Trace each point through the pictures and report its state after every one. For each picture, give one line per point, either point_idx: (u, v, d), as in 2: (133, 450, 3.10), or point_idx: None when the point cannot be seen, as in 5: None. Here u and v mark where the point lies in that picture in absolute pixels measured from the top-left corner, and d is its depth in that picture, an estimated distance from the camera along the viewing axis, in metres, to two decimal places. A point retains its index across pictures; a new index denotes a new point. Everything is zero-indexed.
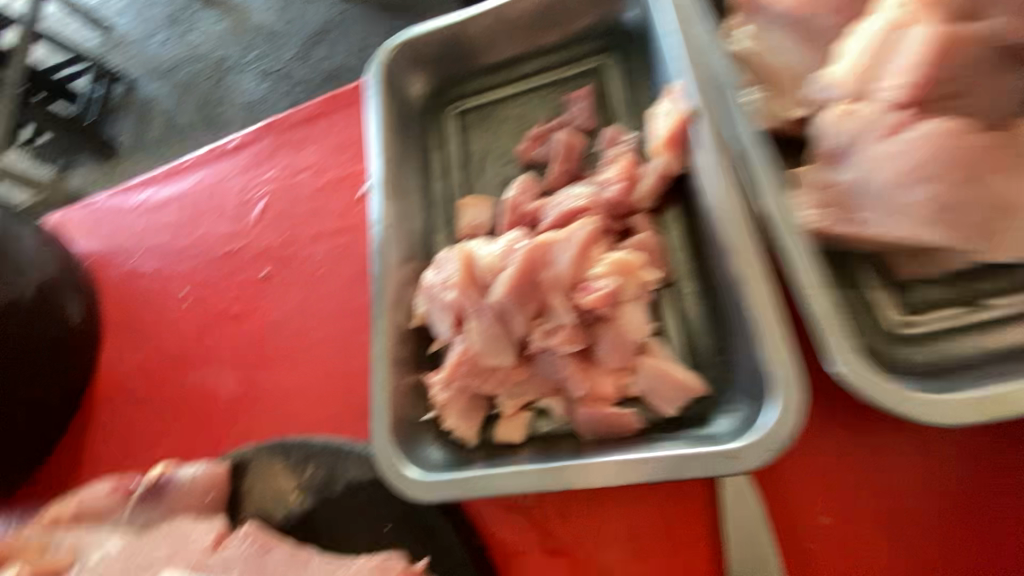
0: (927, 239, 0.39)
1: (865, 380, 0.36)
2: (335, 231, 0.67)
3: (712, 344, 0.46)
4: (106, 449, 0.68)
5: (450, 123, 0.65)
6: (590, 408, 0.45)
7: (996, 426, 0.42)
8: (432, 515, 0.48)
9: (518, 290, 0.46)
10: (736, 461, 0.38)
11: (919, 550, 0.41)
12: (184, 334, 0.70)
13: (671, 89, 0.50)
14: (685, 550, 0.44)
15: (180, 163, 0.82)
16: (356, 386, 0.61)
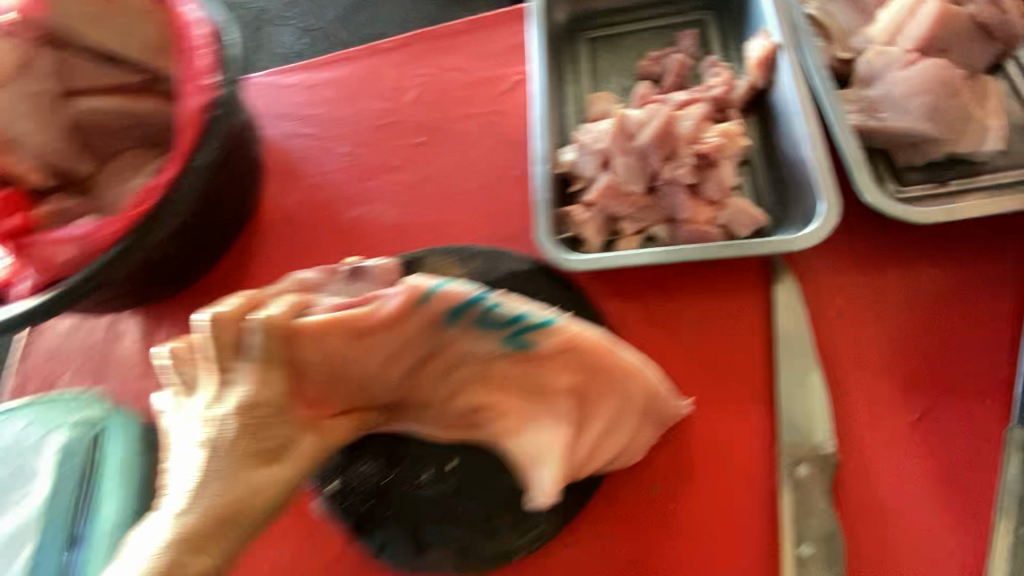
0: (925, 128, 0.63)
1: (875, 199, 0.60)
2: (481, 114, 0.87)
3: (772, 199, 0.70)
4: (279, 258, 0.86)
5: (584, 45, 0.87)
6: (691, 227, 0.66)
7: (958, 249, 0.62)
8: (567, 290, 0.67)
9: (659, 135, 0.66)
10: (795, 243, 0.60)
11: (898, 322, 0.61)
12: (345, 180, 0.88)
13: (764, 31, 0.73)
14: (745, 319, 0.64)
15: (335, 55, 0.99)
16: (496, 219, 0.79)
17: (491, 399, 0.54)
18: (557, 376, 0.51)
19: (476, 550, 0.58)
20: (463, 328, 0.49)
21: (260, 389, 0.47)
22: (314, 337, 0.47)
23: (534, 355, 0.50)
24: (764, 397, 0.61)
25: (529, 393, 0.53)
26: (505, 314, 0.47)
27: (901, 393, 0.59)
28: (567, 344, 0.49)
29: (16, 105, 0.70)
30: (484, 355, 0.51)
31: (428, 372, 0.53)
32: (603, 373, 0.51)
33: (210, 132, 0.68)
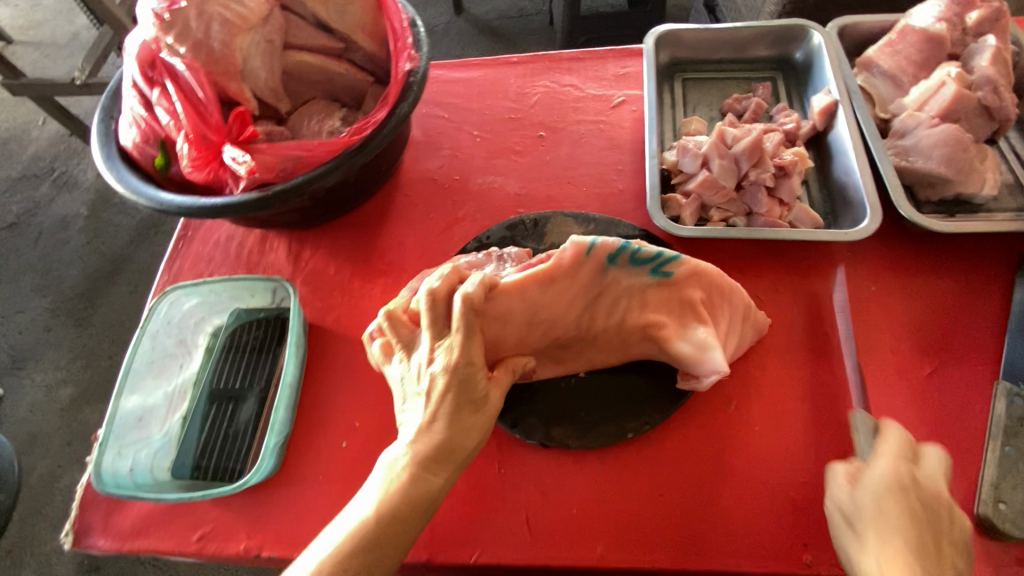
0: (943, 171, 0.85)
1: (909, 210, 0.82)
2: (593, 122, 1.09)
3: (824, 211, 0.92)
4: (414, 207, 1.02)
5: (679, 81, 1.09)
6: (768, 218, 0.87)
7: (962, 261, 0.84)
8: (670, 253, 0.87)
9: (751, 146, 0.88)
10: (851, 236, 0.81)
11: (919, 306, 0.81)
12: (476, 156, 1.07)
13: (826, 88, 0.97)
14: (803, 292, 0.84)
15: (469, 60, 1.20)
16: (603, 202, 0.99)
17: (651, 317, 0.74)
18: (691, 290, 0.74)
19: (596, 429, 0.75)
20: (620, 266, 0.70)
21: (468, 351, 0.61)
22: (518, 288, 0.66)
23: (671, 280, 0.72)
24: (818, 348, 0.80)
25: (670, 312, 0.75)
26: (648, 253, 0.69)
27: (919, 355, 0.78)
28: (694, 269, 0.72)
29: (253, 46, 0.88)
30: (636, 289, 0.73)
31: (598, 305, 0.73)
32: (718, 290, 0.74)
33: (408, 90, 0.86)
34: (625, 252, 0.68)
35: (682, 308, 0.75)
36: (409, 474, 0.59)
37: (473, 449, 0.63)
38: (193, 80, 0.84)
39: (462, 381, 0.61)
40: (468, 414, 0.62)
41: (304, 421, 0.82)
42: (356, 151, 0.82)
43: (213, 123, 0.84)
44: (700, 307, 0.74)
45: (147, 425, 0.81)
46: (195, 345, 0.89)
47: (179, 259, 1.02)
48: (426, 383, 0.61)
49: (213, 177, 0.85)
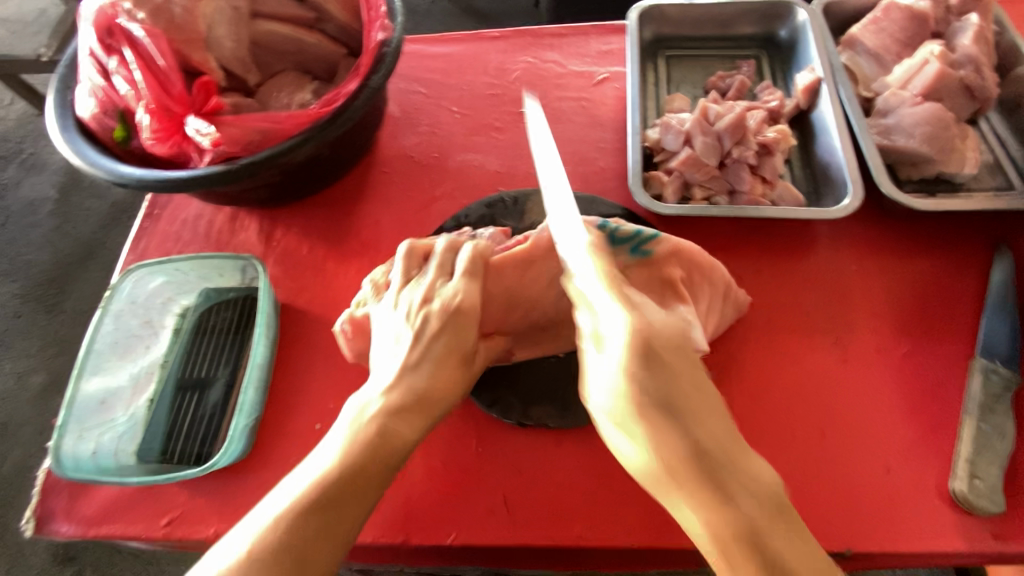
0: (925, 150, 0.85)
1: (890, 189, 0.81)
2: (575, 99, 1.06)
3: (807, 190, 0.91)
4: (391, 185, 0.99)
5: (663, 58, 1.07)
6: (751, 196, 0.86)
7: (942, 240, 0.84)
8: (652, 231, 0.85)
9: (733, 123, 0.86)
10: (833, 213, 0.80)
11: (899, 285, 0.81)
12: (455, 133, 1.04)
13: (810, 66, 0.96)
14: (785, 271, 0.83)
15: (450, 35, 1.17)
16: (585, 180, 0.97)
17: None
18: (671, 270, 0.71)
19: (575, 409, 0.73)
20: (599, 247, 0.71)
21: (470, 294, 0.65)
22: (498, 268, 0.69)
23: (652, 261, 0.72)
24: (798, 327, 0.79)
25: (651, 295, 0.72)
26: (626, 232, 0.71)
27: (897, 333, 0.78)
28: (674, 247, 0.72)
29: (218, 13, 0.84)
30: (617, 269, 0.72)
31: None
32: (698, 265, 0.73)
33: (380, 62, 0.83)
34: (604, 230, 0.71)
35: (663, 288, 0.71)
36: (387, 417, 0.57)
37: (449, 406, 0.61)
38: (153, 48, 0.79)
39: (456, 323, 0.63)
40: (456, 363, 0.62)
41: (276, 403, 0.79)
42: (326, 123, 0.79)
43: (175, 93, 0.80)
44: (680, 285, 0.71)
45: (111, 408, 0.77)
46: (161, 326, 0.86)
47: (145, 238, 0.99)
48: (420, 321, 0.63)
49: (177, 150, 0.81)
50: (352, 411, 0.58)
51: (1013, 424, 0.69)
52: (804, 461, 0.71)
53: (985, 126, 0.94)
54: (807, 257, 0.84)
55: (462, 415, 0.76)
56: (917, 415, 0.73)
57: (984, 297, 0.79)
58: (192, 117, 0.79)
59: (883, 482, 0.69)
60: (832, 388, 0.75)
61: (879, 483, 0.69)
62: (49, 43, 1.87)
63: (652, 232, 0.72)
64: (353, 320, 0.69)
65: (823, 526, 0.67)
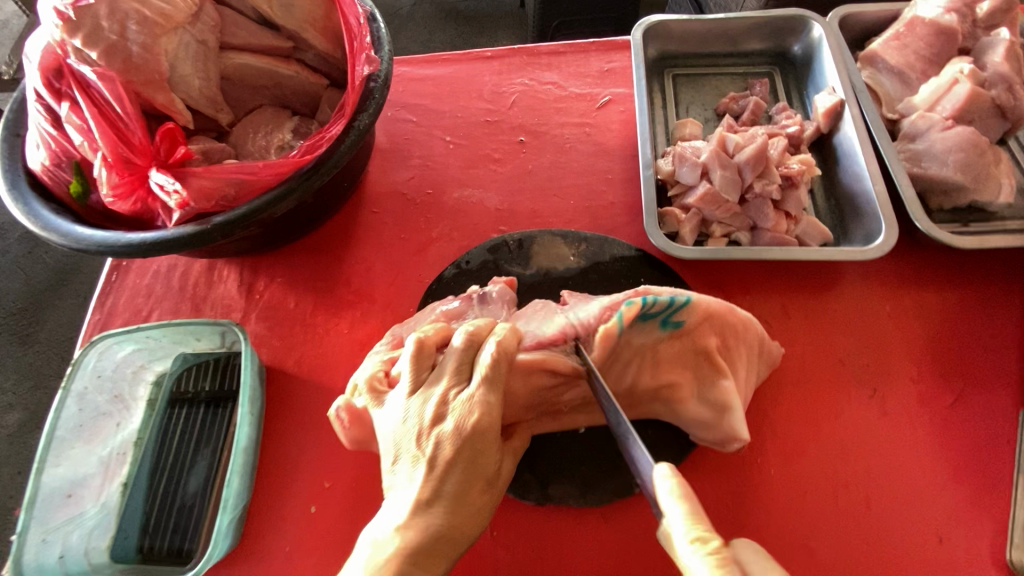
0: (959, 179, 0.79)
1: (925, 224, 0.76)
2: (577, 125, 0.99)
3: (831, 222, 0.85)
4: (382, 226, 0.91)
5: (670, 78, 1.00)
6: (775, 234, 0.79)
7: (978, 276, 0.78)
8: (671, 275, 0.79)
9: (755, 155, 0.79)
10: (865, 253, 0.74)
11: (936, 328, 0.76)
12: (450, 165, 0.96)
13: (829, 87, 0.89)
14: (814, 316, 0.77)
15: (439, 55, 1.08)
16: (593, 216, 0.90)
17: (666, 376, 0.64)
18: (706, 339, 0.65)
19: (598, 487, 0.66)
20: (629, 327, 0.62)
21: (490, 406, 0.56)
22: (522, 367, 0.61)
23: (683, 331, 0.64)
24: (832, 378, 0.73)
25: (685, 367, 0.65)
26: (659, 305, 0.62)
27: (939, 382, 0.72)
28: (706, 313, 0.63)
29: (181, 49, 0.75)
30: (649, 346, 0.64)
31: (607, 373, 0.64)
32: (735, 332, 0.65)
33: (368, 99, 0.75)
34: (635, 310, 0.61)
35: (697, 359, 0.65)
36: (403, 567, 0.51)
37: (474, 535, 0.56)
38: (109, 93, 0.71)
39: (476, 446, 0.55)
40: (475, 489, 0.56)
41: (266, 484, 0.72)
42: (310, 173, 0.71)
43: (136, 143, 0.71)
44: (717, 357, 0.65)
45: (77, 501, 0.69)
46: (133, 399, 0.77)
47: (113, 294, 0.90)
48: (432, 448, 0.55)
49: (141, 206, 0.73)
50: (362, 551, 0.52)
51: None
52: (849, 533, 0.65)
53: (1017, 147, 0.88)
54: (838, 300, 0.78)
55: None
56: (967, 475, 0.67)
57: None
58: (155, 170, 0.70)
59: (936, 554, 0.64)
60: (874, 447, 0.69)
61: (931, 555, 0.64)
62: (7, 62, 1.75)
63: (683, 300, 0.62)
64: (348, 409, 0.61)
65: None
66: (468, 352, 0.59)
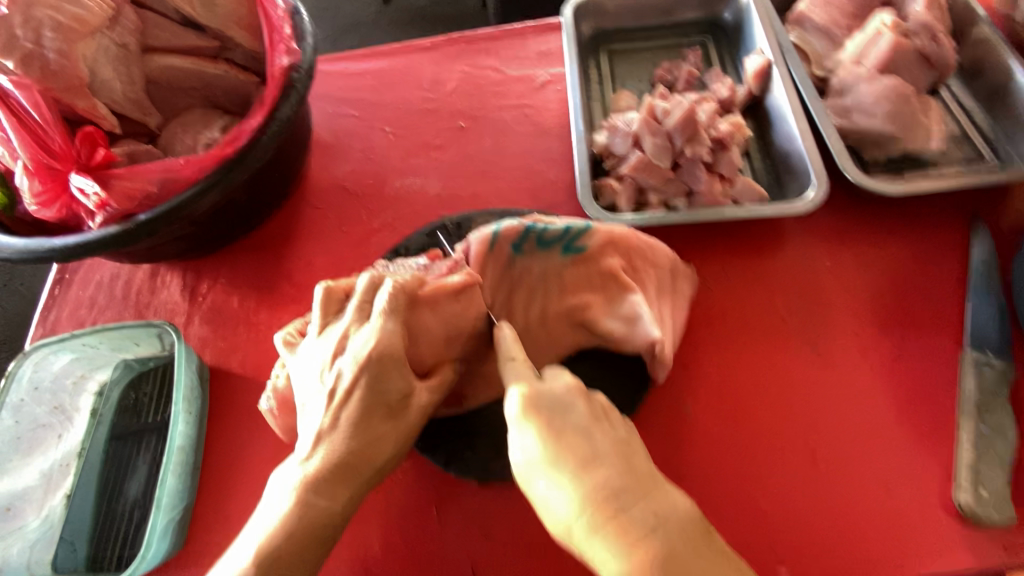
0: (887, 129, 0.79)
1: (856, 175, 0.76)
2: (516, 107, 0.99)
3: (769, 183, 0.85)
4: (323, 220, 0.91)
5: (605, 54, 1.00)
6: (709, 196, 0.79)
7: (914, 222, 0.78)
8: None
9: (683, 120, 0.80)
10: (796, 208, 0.74)
11: (876, 277, 0.75)
12: (390, 155, 0.96)
13: (758, 50, 0.90)
14: (754, 275, 0.77)
15: (377, 49, 1.08)
16: (533, 194, 0.89)
17: (575, 300, 0.69)
18: (609, 262, 0.69)
19: None
20: (528, 252, 0.67)
21: (394, 336, 0.56)
22: (429, 299, 0.60)
23: (586, 255, 0.68)
24: (773, 334, 0.73)
25: (594, 291, 0.70)
26: (555, 230, 0.66)
27: (879, 330, 0.72)
28: (608, 237, 0.68)
29: (100, 53, 0.75)
30: (552, 272, 0.69)
31: (518, 300, 0.69)
32: (636, 253, 0.70)
33: (289, 90, 0.75)
34: (531, 233, 0.65)
35: (604, 282, 0.69)
36: (314, 494, 0.51)
37: (383, 464, 0.56)
38: (26, 101, 0.70)
39: (378, 372, 0.55)
40: (380, 415, 0.55)
41: (209, 484, 0.71)
42: (231, 165, 0.71)
43: (57, 149, 0.71)
44: (622, 276, 0.69)
45: (18, 514, 0.68)
46: (74, 410, 0.76)
47: (56, 308, 0.89)
48: (334, 381, 0.55)
49: (67, 213, 0.73)
50: (273, 490, 0.52)
51: (1012, 420, 0.64)
52: (794, 486, 0.65)
53: (946, 96, 0.89)
54: (778, 255, 0.78)
55: (418, 474, 0.68)
56: (911, 420, 0.67)
57: (965, 280, 0.74)
58: (74, 174, 0.70)
59: (882, 499, 0.63)
60: (817, 399, 0.69)
61: (877, 501, 0.63)
62: None
63: (581, 225, 0.67)
64: (278, 396, 0.63)
65: (821, 558, 0.61)
66: (372, 288, 0.60)
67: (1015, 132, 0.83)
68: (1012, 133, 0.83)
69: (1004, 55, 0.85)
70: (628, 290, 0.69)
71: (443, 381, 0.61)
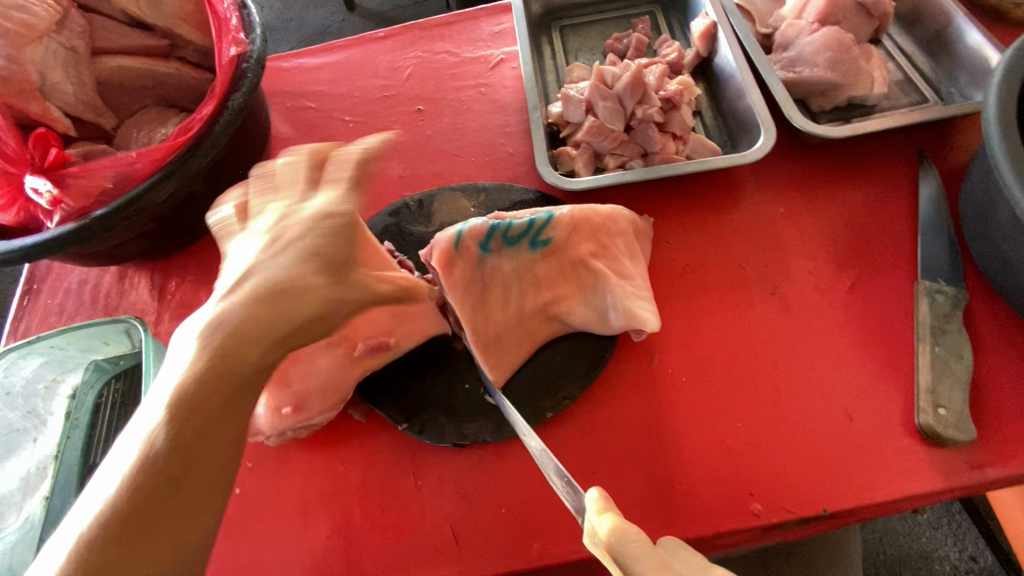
0: (831, 77, 0.81)
1: (802, 123, 0.77)
2: (473, 87, 1.00)
3: (722, 140, 0.87)
4: None
5: (556, 31, 1.02)
6: (663, 154, 0.80)
7: (863, 166, 0.80)
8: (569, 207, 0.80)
9: (631, 82, 0.82)
10: (746, 158, 0.75)
11: (828, 220, 0.77)
12: (351, 143, 0.97)
13: (703, 12, 0.91)
14: (712, 228, 0.79)
15: (332, 43, 1.09)
16: (494, 169, 0.90)
17: (548, 293, 0.71)
18: (576, 248, 0.70)
19: (509, 418, 0.67)
20: (495, 251, 0.68)
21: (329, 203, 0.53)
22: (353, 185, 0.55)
23: (554, 246, 0.70)
24: (734, 282, 0.75)
25: (567, 280, 0.71)
26: (520, 226, 0.67)
27: (835, 269, 0.74)
28: (571, 223, 0.69)
29: (49, 57, 0.75)
30: (523, 268, 0.70)
31: (494, 305, 0.70)
32: (603, 235, 0.71)
33: (240, 79, 0.76)
34: (495, 233, 0.66)
35: (575, 271, 0.71)
36: (174, 454, 0.44)
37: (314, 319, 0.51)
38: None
39: (247, 323, 0.48)
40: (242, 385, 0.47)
41: None
42: (186, 155, 0.72)
43: (10, 153, 0.71)
44: (590, 262, 0.70)
45: (0, 517, 0.69)
46: (49, 413, 0.76)
47: (26, 318, 0.89)
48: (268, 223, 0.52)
49: (25, 216, 0.73)
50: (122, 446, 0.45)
51: (967, 340, 0.66)
52: (763, 424, 0.66)
53: (889, 45, 0.92)
54: (734, 208, 0.80)
55: (394, 445, 0.69)
56: (872, 351, 0.68)
57: (916, 215, 0.76)
58: (28, 175, 0.70)
59: (846, 429, 0.65)
60: (780, 340, 0.71)
61: (842, 431, 0.65)
62: None
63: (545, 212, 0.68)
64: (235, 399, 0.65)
65: (792, 490, 0.63)
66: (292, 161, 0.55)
67: (954, 72, 0.85)
68: (953, 74, 0.85)
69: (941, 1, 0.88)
70: (597, 275, 0.70)
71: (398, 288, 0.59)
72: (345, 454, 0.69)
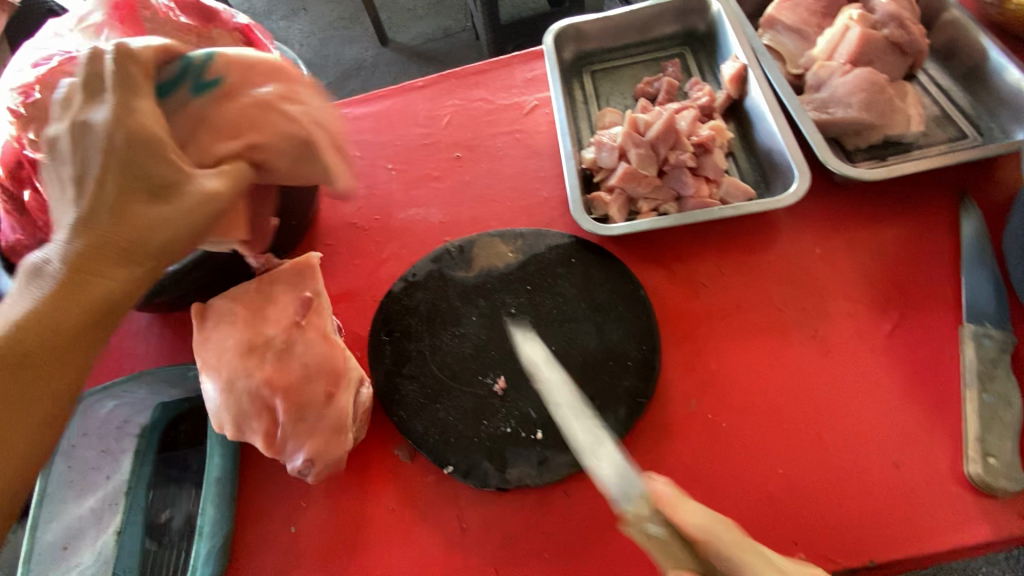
0: (865, 117, 0.82)
1: (837, 165, 0.78)
2: (508, 132, 1.04)
3: (756, 181, 0.88)
4: (336, 256, 0.97)
5: (587, 76, 1.05)
6: (697, 199, 0.82)
7: (901, 205, 0.80)
8: (605, 250, 0.82)
9: (664, 129, 0.84)
10: (782, 202, 0.76)
11: (867, 261, 0.77)
12: (393, 189, 1.02)
13: (733, 55, 0.93)
14: (746, 271, 0.79)
15: (374, 93, 1.15)
16: (530, 213, 0.94)
17: (221, 145, 0.62)
18: (247, 88, 0.66)
19: (551, 462, 0.69)
20: (177, 97, 0.62)
21: (128, 113, 0.54)
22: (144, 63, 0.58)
23: (222, 89, 0.64)
24: (772, 325, 0.75)
25: (254, 123, 0.64)
26: (168, 72, 0.62)
27: (876, 311, 0.74)
28: (231, 62, 0.65)
29: None
30: (193, 111, 0.62)
31: (155, 172, 0.55)
32: (251, 79, 0.66)
33: None
34: (180, 77, 0.62)
35: (253, 109, 0.65)
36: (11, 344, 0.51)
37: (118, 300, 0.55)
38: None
39: (79, 271, 0.53)
40: (72, 329, 0.53)
41: (245, 512, 0.74)
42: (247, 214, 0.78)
43: None
44: (276, 105, 0.66)
45: (75, 552, 0.74)
46: (120, 452, 0.81)
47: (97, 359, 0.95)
48: (82, 164, 0.54)
49: None
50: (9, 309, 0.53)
51: (1017, 386, 0.65)
52: (806, 471, 0.66)
53: (924, 79, 0.92)
54: (770, 249, 0.80)
55: (440, 486, 0.72)
56: (916, 396, 0.68)
57: (958, 255, 0.75)
58: None
59: (892, 477, 0.64)
60: (822, 385, 0.71)
61: (889, 480, 0.64)
62: None
63: (189, 92, 0.63)
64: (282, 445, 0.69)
65: (837, 539, 0.62)
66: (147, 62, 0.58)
67: (994, 107, 0.85)
68: (993, 109, 0.84)
69: (976, 35, 0.87)
70: (298, 122, 0.66)
71: (225, 183, 0.58)
72: (392, 494, 0.72)
